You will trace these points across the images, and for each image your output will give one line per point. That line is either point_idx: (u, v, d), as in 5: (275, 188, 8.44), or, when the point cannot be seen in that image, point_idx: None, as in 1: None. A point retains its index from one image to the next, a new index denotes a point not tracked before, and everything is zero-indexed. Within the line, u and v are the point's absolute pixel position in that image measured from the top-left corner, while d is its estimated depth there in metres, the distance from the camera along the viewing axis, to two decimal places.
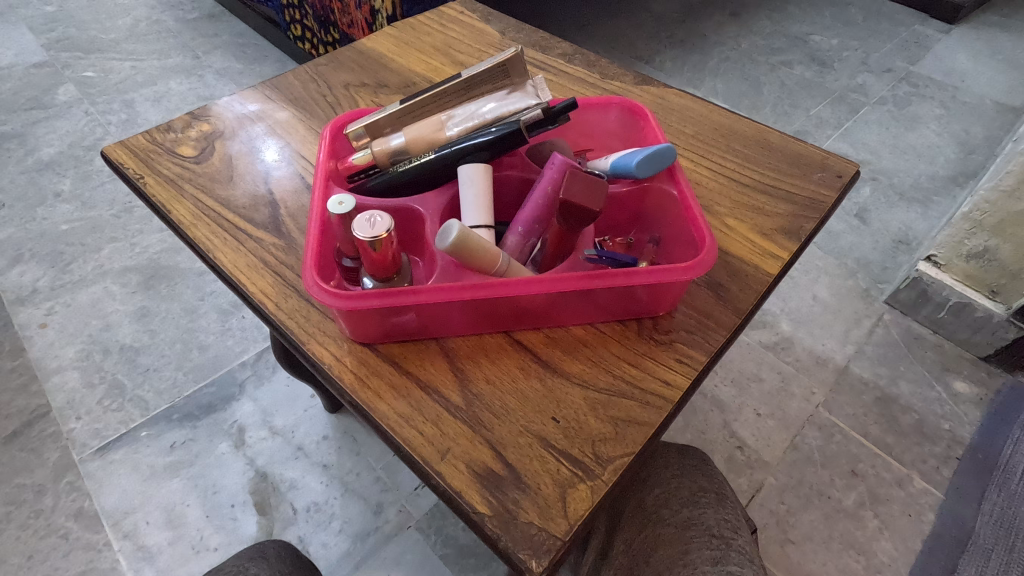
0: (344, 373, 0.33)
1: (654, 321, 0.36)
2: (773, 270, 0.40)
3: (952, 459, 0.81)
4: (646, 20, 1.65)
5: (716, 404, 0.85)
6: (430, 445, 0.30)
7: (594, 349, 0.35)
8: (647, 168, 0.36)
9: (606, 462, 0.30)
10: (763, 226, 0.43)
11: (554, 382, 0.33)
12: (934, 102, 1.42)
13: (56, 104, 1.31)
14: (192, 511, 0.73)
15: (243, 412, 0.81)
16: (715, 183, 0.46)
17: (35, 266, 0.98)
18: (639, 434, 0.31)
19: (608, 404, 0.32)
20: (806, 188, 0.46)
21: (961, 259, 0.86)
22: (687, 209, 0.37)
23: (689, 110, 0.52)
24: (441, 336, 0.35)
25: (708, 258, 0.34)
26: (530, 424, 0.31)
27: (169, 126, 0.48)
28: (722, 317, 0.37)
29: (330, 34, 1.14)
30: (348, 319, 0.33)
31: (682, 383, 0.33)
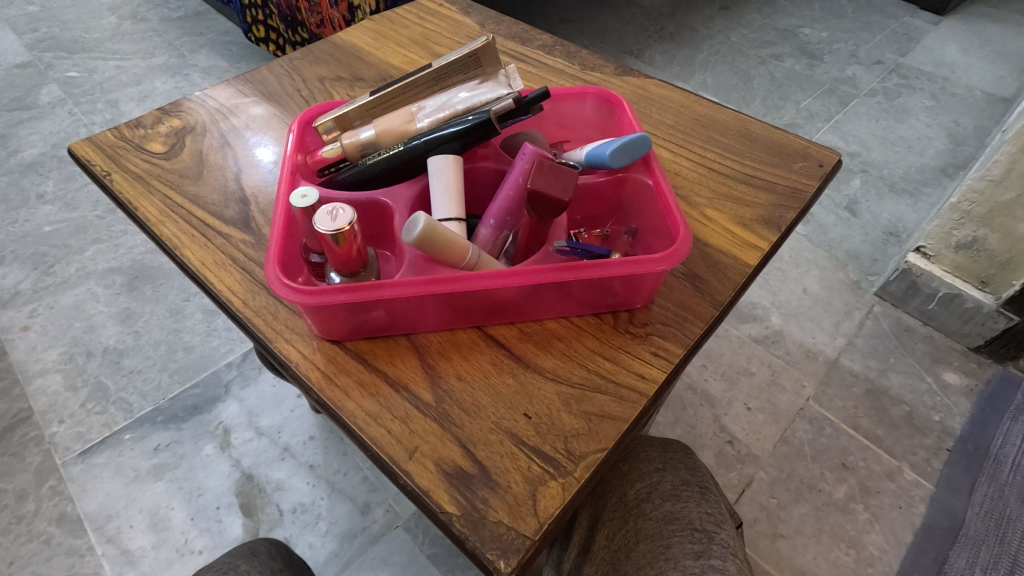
0: (311, 370, 0.33)
1: (630, 313, 0.36)
2: (753, 261, 0.40)
3: (942, 451, 0.81)
4: (636, 15, 1.65)
5: (706, 398, 0.85)
6: (398, 444, 0.30)
7: (568, 343, 0.34)
8: (622, 157, 0.36)
9: (578, 459, 0.30)
10: (742, 216, 0.43)
11: (526, 378, 0.33)
12: (924, 94, 1.42)
13: (40, 105, 1.29)
14: (177, 514, 0.72)
15: (228, 413, 0.81)
16: (695, 173, 0.46)
17: (17, 269, 0.97)
18: (612, 429, 0.31)
19: (581, 399, 0.32)
20: (787, 177, 0.46)
21: (950, 250, 0.86)
22: (663, 199, 0.37)
23: (669, 100, 0.52)
24: (412, 331, 0.34)
25: (684, 248, 0.33)
26: (501, 420, 0.31)
27: (139, 122, 0.47)
28: (700, 309, 0.37)
29: (297, 34, 1.14)
30: (315, 316, 0.32)
31: (657, 376, 0.33)
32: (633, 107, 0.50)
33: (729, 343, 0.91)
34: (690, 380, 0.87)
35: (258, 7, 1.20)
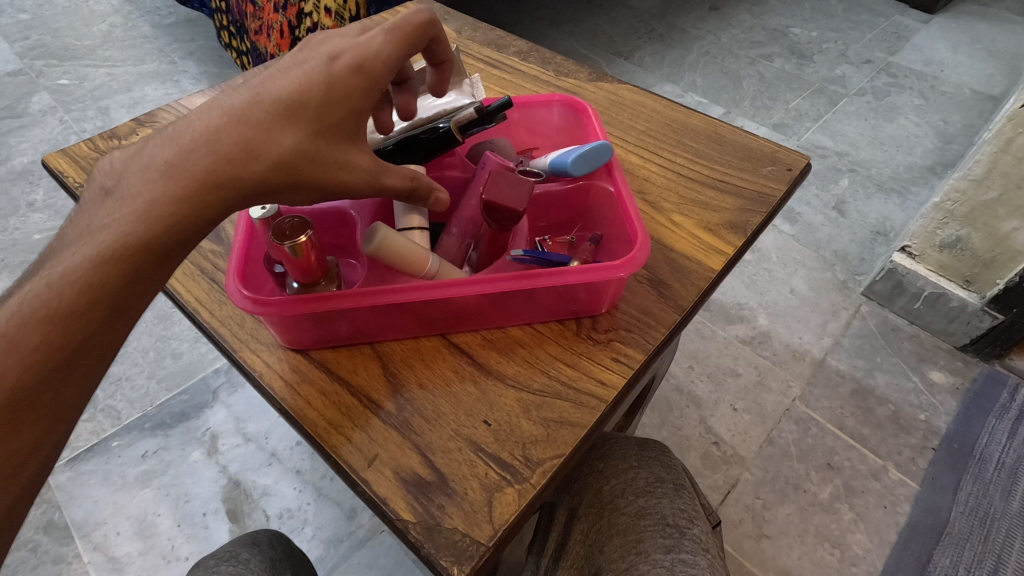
0: (275, 380, 0.34)
1: (593, 319, 0.37)
2: (718, 265, 0.41)
3: (928, 450, 0.81)
4: (626, 16, 1.65)
5: (692, 400, 0.85)
6: (358, 452, 0.31)
7: (530, 350, 0.35)
8: (583, 166, 0.38)
9: (536, 465, 0.31)
10: (709, 221, 0.43)
11: (487, 385, 0.34)
12: (913, 93, 1.42)
13: (31, 112, 1.30)
14: (164, 520, 0.72)
15: (216, 419, 0.81)
16: (664, 177, 0.46)
17: (7, 277, 0.98)
18: (570, 435, 0.32)
19: (541, 405, 0.33)
20: (755, 181, 0.46)
21: (935, 249, 0.86)
22: (623, 205, 0.38)
23: (642, 105, 0.52)
24: (376, 340, 0.35)
25: (642, 254, 0.34)
26: (461, 428, 0.32)
27: (114, 133, 0.49)
28: (662, 314, 0.38)
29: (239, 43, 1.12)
30: (278, 326, 0.33)
31: (617, 382, 0.34)
32: (605, 113, 0.51)
33: (716, 344, 0.91)
34: (676, 381, 0.87)
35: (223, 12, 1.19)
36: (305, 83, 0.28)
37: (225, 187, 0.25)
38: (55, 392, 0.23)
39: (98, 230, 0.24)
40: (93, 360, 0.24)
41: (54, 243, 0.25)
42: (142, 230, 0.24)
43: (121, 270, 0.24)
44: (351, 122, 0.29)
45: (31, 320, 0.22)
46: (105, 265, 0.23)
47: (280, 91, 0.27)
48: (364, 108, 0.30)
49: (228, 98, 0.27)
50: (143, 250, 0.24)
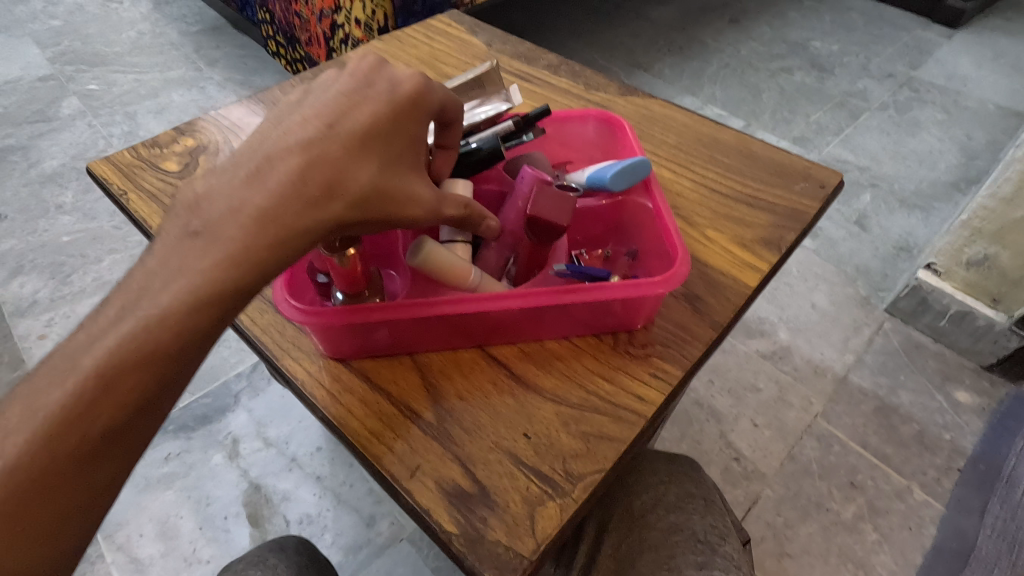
0: (316, 389, 0.34)
1: (629, 334, 0.37)
2: (753, 282, 0.41)
3: (953, 471, 0.80)
4: (645, 28, 1.66)
5: (712, 414, 0.85)
6: (401, 462, 0.31)
7: (568, 363, 0.36)
8: (621, 181, 0.38)
9: (576, 480, 0.31)
10: (743, 237, 0.43)
11: (526, 397, 0.34)
12: (936, 108, 1.41)
13: (60, 117, 1.32)
14: (185, 523, 0.73)
15: (237, 423, 0.82)
16: (696, 193, 0.46)
17: (36, 278, 0.99)
18: (610, 450, 0.32)
19: (580, 419, 0.33)
20: (788, 198, 0.46)
21: (961, 267, 0.85)
22: (661, 220, 0.38)
23: (673, 120, 0.53)
24: (415, 350, 0.36)
25: (683, 270, 0.34)
26: (502, 440, 0.32)
27: (155, 142, 0.50)
28: (699, 330, 0.38)
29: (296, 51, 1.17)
30: (322, 336, 0.34)
31: (655, 398, 0.34)
32: (636, 127, 0.51)
33: (736, 358, 0.91)
34: (696, 395, 0.86)
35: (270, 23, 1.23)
36: (375, 120, 0.30)
37: (316, 224, 0.28)
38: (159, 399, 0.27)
39: (202, 262, 0.27)
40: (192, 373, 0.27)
41: (139, 279, 0.27)
42: (247, 266, 0.27)
43: (218, 309, 0.26)
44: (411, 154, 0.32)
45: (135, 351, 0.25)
46: (210, 294, 0.26)
47: (353, 127, 0.30)
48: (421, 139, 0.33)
49: (303, 135, 0.29)
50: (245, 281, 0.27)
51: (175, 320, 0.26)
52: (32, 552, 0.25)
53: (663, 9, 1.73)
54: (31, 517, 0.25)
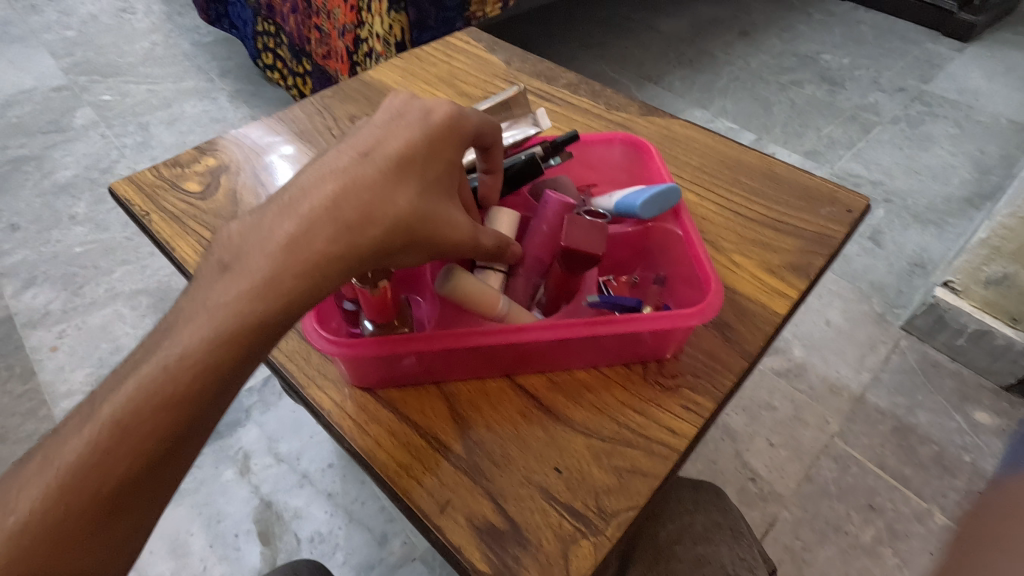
0: (343, 419, 0.34)
1: (659, 364, 0.36)
2: (782, 309, 0.40)
3: (973, 493, 0.79)
4: (655, 40, 1.66)
5: (728, 433, 0.83)
6: (431, 497, 0.31)
7: (598, 394, 0.35)
8: (651, 208, 0.38)
9: (610, 517, 0.30)
10: (771, 262, 0.43)
11: (557, 430, 0.33)
12: (948, 122, 1.40)
13: (74, 127, 1.33)
14: (196, 540, 0.72)
15: (248, 438, 0.81)
16: (721, 216, 0.46)
17: (48, 289, 1.00)
18: (643, 486, 0.31)
19: (612, 453, 0.32)
20: (814, 223, 0.46)
21: (980, 285, 0.84)
22: (692, 248, 0.38)
23: (695, 141, 0.52)
24: (442, 379, 0.35)
25: (716, 302, 0.34)
26: (533, 474, 0.32)
27: (176, 161, 0.49)
28: (729, 359, 0.37)
29: (302, 64, 1.18)
30: (349, 366, 0.33)
31: (688, 431, 0.34)
32: (659, 148, 0.51)
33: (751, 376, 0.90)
34: None
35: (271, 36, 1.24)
36: (411, 145, 0.30)
37: (352, 250, 0.28)
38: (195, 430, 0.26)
39: (236, 292, 0.26)
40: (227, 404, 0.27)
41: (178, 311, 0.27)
42: (280, 293, 0.26)
43: (248, 343, 0.26)
44: (447, 180, 0.32)
45: (166, 387, 0.25)
46: (243, 325, 0.26)
47: (390, 153, 0.30)
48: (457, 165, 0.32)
49: (339, 163, 0.29)
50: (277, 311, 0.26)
51: (206, 355, 0.26)
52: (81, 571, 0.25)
53: (673, 22, 1.73)
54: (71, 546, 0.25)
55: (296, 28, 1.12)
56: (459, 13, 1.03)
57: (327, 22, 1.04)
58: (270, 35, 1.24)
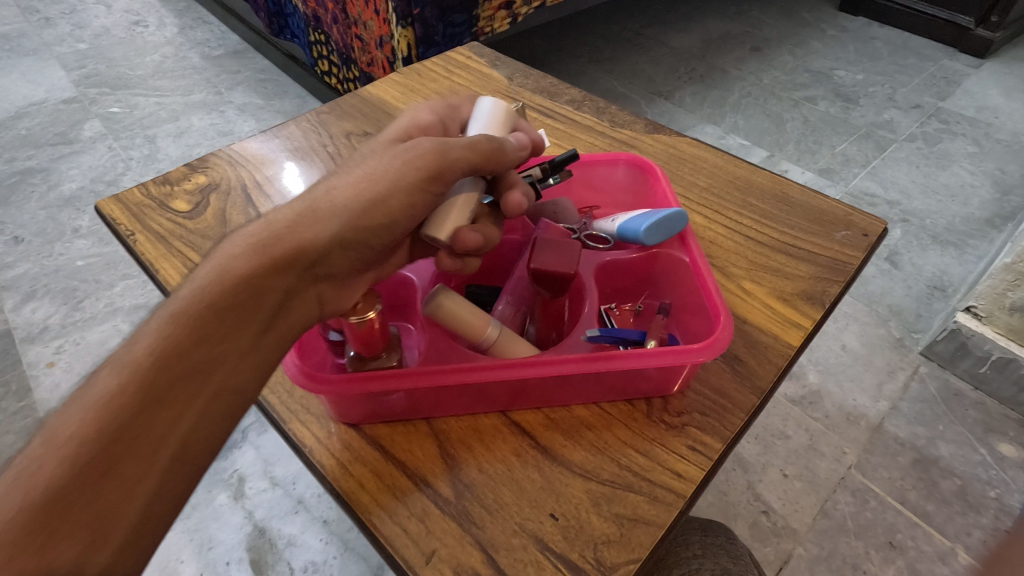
0: (327, 458, 0.32)
1: (663, 400, 0.34)
2: (796, 340, 0.37)
3: (999, 532, 0.75)
4: (665, 55, 1.65)
5: (739, 463, 0.80)
6: (416, 546, 0.28)
7: (598, 433, 0.32)
8: (655, 235, 0.36)
9: (608, 571, 0.28)
10: (782, 290, 0.40)
11: (553, 472, 0.31)
12: (966, 140, 1.37)
13: (82, 139, 1.33)
14: (186, 568, 0.70)
15: (244, 460, 0.79)
16: (730, 240, 0.43)
17: (48, 303, 0.99)
18: (645, 535, 0.29)
19: (612, 499, 0.30)
20: (829, 247, 0.43)
21: (1004, 311, 0.81)
22: (699, 276, 0.36)
23: (702, 160, 0.50)
24: (433, 416, 0.33)
25: (725, 337, 0.31)
26: (526, 522, 0.29)
27: (165, 179, 0.48)
28: (738, 396, 0.34)
29: (350, 71, 1.17)
30: (333, 401, 0.32)
31: (694, 475, 0.31)
32: (665, 168, 0.49)
33: None
34: None
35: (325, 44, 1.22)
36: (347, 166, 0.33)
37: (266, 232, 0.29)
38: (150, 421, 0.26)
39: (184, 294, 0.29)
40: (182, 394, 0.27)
41: None
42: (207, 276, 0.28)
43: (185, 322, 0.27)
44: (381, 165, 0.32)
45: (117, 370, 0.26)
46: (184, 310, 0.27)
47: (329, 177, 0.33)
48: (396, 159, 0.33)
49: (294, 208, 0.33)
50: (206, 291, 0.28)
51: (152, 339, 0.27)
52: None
53: (684, 37, 1.72)
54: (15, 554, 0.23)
55: (342, 37, 1.11)
56: (466, 29, 1.02)
57: (364, 32, 1.04)
58: (322, 45, 1.23)
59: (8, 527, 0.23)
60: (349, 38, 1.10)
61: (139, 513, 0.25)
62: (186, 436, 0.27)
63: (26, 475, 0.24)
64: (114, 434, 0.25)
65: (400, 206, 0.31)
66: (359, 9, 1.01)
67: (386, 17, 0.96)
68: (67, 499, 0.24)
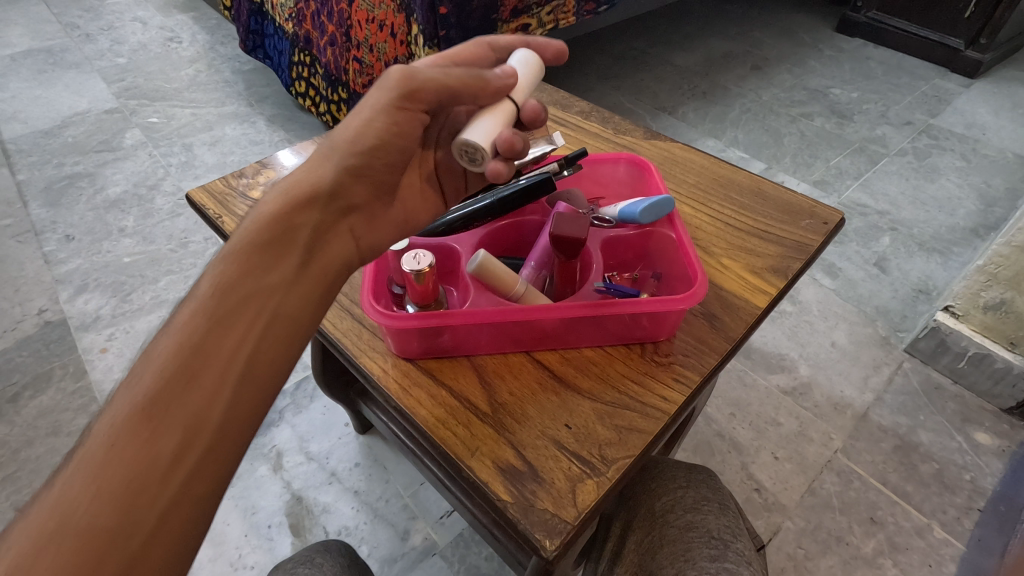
0: (389, 382, 0.40)
1: (655, 345, 0.42)
2: (762, 303, 0.45)
3: (973, 511, 0.81)
4: (669, 73, 1.74)
5: (734, 446, 0.87)
6: (462, 444, 0.36)
7: (602, 368, 0.40)
8: (648, 215, 0.44)
9: (611, 463, 0.35)
10: (754, 265, 0.48)
11: (567, 395, 0.39)
12: (955, 155, 1.45)
13: (124, 147, 1.43)
14: (232, 529, 0.77)
15: (281, 437, 0.87)
16: (713, 226, 0.51)
17: (99, 295, 1.07)
18: (638, 440, 0.36)
19: (613, 414, 0.38)
20: (796, 233, 0.51)
21: (979, 310, 0.90)
22: (684, 249, 0.44)
23: (691, 162, 0.58)
24: (471, 353, 0.41)
25: (701, 291, 0.40)
26: (546, 429, 0.37)
27: (242, 173, 0.56)
28: (714, 343, 0.42)
29: (337, 92, 1.26)
30: (394, 336, 0.40)
31: (677, 398, 0.39)
32: (659, 167, 0.57)
33: (757, 394, 0.94)
34: (718, 427, 0.89)
35: (305, 66, 1.33)
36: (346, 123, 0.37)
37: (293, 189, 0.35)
38: (217, 344, 0.31)
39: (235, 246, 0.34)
40: (240, 323, 0.31)
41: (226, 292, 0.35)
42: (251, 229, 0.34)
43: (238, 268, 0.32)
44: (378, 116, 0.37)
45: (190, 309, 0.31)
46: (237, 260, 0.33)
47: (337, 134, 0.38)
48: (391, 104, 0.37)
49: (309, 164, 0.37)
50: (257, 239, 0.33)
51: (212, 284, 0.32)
52: (124, 480, 0.27)
53: (687, 56, 1.82)
54: (123, 458, 0.27)
55: (334, 60, 1.21)
56: None
57: (370, 54, 1.12)
58: (302, 65, 1.33)
59: (114, 437, 0.28)
60: (344, 60, 1.18)
61: (215, 420, 0.29)
62: (252, 350, 0.31)
63: (116, 398, 0.29)
64: (193, 346, 0.30)
65: (383, 127, 0.37)
66: (365, 32, 1.10)
67: (403, 39, 1.08)
68: (154, 410, 0.28)
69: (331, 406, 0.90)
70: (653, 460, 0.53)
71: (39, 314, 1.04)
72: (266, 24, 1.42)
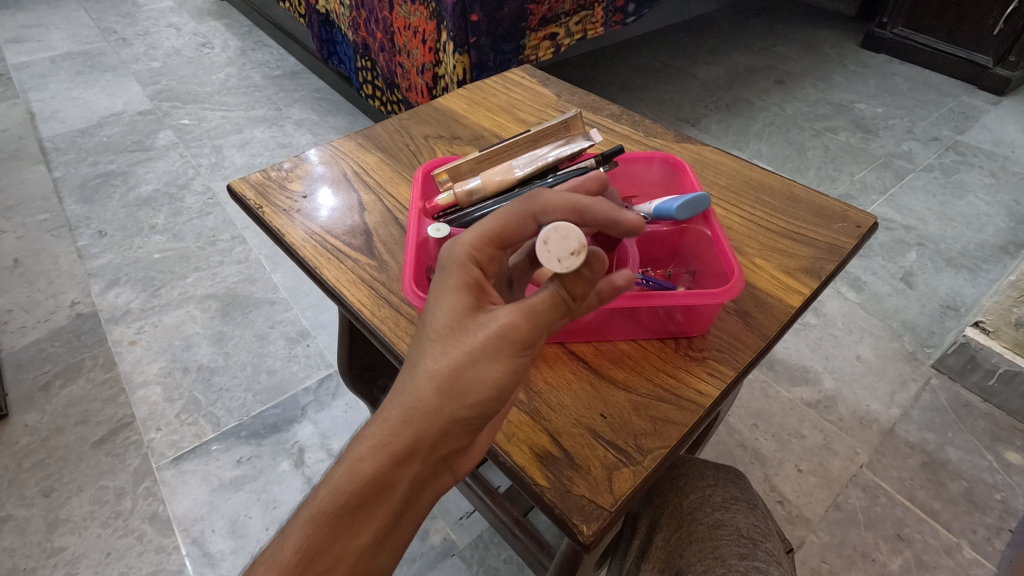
0: None
1: (689, 340, 0.42)
2: (796, 302, 0.45)
3: (1004, 531, 0.79)
4: (692, 86, 1.74)
5: (756, 457, 0.87)
6: (500, 430, 0.36)
7: (637, 361, 0.40)
8: (685, 211, 0.44)
9: (647, 453, 0.35)
10: (787, 265, 0.48)
11: (602, 386, 0.39)
12: (982, 172, 1.43)
13: (157, 147, 1.47)
14: (254, 522, 0.79)
15: (303, 433, 0.89)
16: (745, 227, 0.51)
17: (129, 290, 1.10)
18: (674, 431, 0.36)
19: (648, 406, 0.38)
20: (829, 236, 0.51)
21: (1010, 326, 0.90)
22: (720, 246, 0.44)
23: (722, 164, 0.58)
24: None
25: (736, 287, 0.40)
26: (582, 419, 0.37)
27: (280, 166, 0.58)
28: (748, 340, 0.42)
29: (394, 94, 1.28)
30: None
31: (712, 392, 0.39)
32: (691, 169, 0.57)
33: (781, 405, 0.93)
34: (740, 438, 0.89)
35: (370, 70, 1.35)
36: (466, 351, 0.28)
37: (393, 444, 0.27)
38: None
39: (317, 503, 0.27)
40: None
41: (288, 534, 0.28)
42: (340, 487, 0.27)
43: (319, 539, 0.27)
44: (510, 352, 0.28)
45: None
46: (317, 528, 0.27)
47: (450, 362, 0.28)
48: (521, 343, 0.28)
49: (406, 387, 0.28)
50: (344, 504, 0.27)
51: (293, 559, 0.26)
52: None
53: (710, 69, 1.82)
54: None
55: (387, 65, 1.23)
56: (513, 56, 1.13)
57: (408, 60, 1.16)
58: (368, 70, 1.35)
59: None
60: (394, 65, 1.21)
61: None
62: None
63: None
64: None
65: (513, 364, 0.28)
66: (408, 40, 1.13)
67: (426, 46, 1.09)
68: None
69: (352, 405, 0.92)
70: (681, 459, 0.53)
71: (71, 306, 1.07)
72: (334, 33, 1.47)
